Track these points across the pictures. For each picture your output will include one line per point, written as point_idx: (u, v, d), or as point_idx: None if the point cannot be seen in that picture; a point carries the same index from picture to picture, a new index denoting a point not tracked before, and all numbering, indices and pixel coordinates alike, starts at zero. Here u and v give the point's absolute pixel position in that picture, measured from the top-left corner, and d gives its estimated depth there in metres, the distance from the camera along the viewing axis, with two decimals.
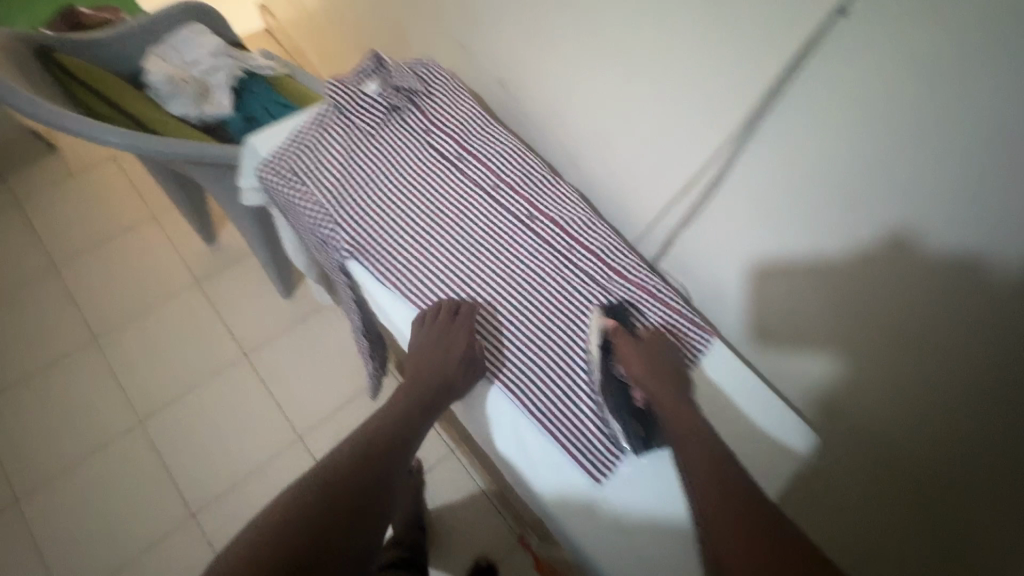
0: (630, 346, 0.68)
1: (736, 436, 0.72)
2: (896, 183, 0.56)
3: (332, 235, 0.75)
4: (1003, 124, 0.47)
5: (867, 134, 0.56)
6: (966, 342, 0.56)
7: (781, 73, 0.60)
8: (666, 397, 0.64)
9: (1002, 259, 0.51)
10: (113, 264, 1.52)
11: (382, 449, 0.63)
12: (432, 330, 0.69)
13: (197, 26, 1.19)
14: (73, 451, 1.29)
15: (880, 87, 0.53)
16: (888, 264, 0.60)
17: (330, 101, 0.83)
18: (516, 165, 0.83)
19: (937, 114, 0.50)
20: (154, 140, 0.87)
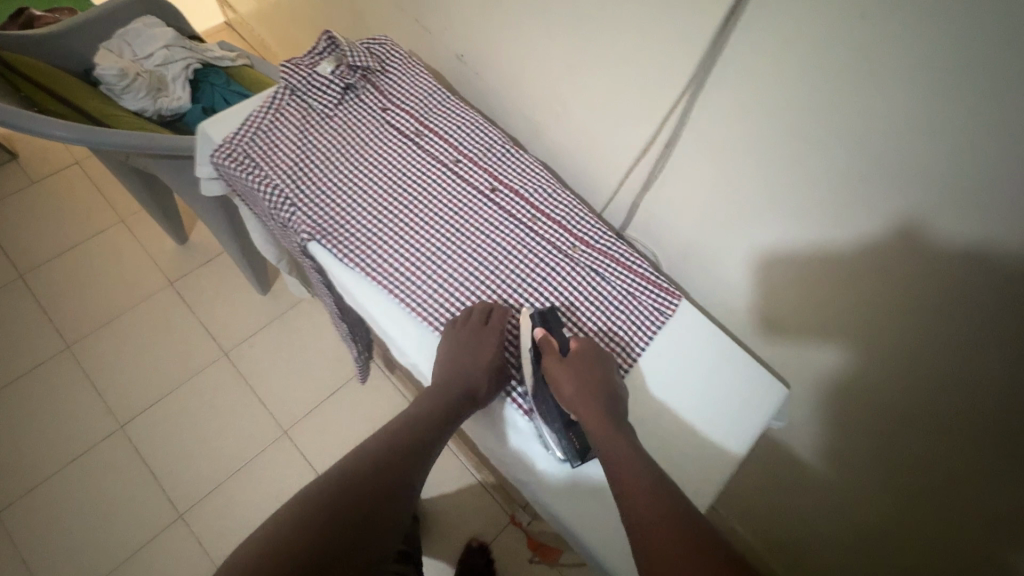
0: (555, 364, 0.64)
1: (736, 406, 0.71)
2: (840, 128, 0.56)
3: (291, 218, 0.73)
4: (937, 58, 0.46)
5: (809, 80, 0.56)
6: (918, 282, 0.58)
7: (722, 22, 0.59)
8: (591, 417, 0.61)
9: (944, 197, 0.51)
10: (82, 270, 1.49)
11: (399, 455, 0.61)
12: (464, 334, 0.67)
13: (148, 18, 1.16)
14: (54, 460, 1.27)
15: (817, 28, 0.53)
16: (840, 213, 0.61)
17: (282, 82, 0.81)
18: (477, 140, 0.82)
19: (873, 52, 0.50)
20: (102, 132, 0.84)
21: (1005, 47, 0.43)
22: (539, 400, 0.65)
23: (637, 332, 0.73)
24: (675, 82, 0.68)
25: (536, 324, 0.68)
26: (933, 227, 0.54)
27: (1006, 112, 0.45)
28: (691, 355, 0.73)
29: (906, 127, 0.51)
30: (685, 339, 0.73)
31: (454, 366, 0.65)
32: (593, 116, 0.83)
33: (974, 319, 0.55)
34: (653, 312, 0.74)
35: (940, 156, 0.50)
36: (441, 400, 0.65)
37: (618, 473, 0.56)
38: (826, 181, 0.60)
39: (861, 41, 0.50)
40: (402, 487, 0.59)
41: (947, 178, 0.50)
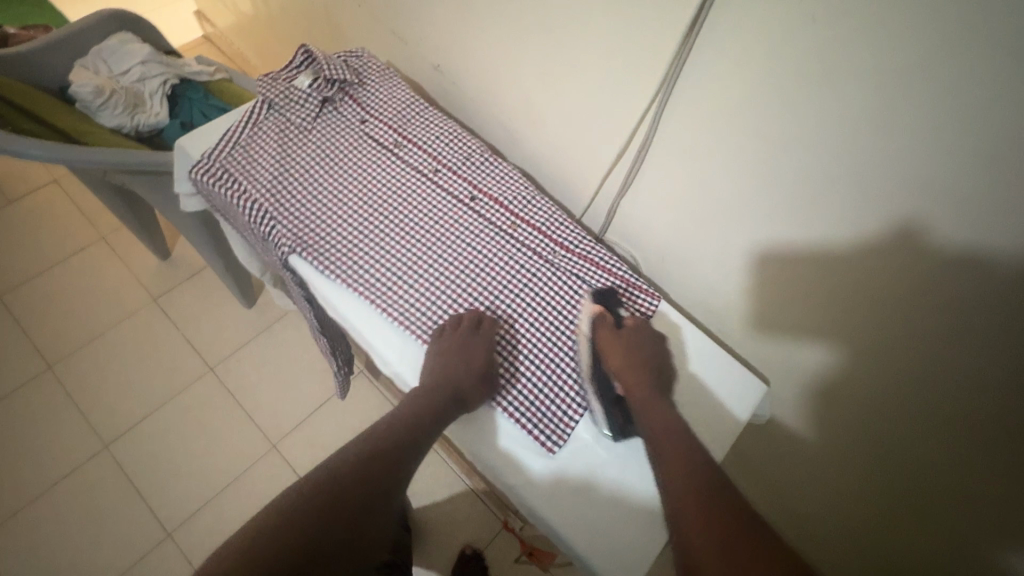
0: (608, 336, 0.69)
1: (721, 404, 0.72)
2: (803, 129, 0.58)
3: (271, 231, 0.74)
4: (893, 63, 0.48)
5: (770, 83, 0.58)
6: (883, 274, 0.60)
7: (685, 30, 0.61)
8: (635, 389, 0.64)
9: (904, 192, 0.54)
10: (62, 289, 1.47)
11: (382, 459, 0.60)
12: (452, 341, 0.68)
13: (126, 34, 1.16)
14: (36, 483, 1.25)
15: (778, 36, 0.55)
16: (807, 208, 0.63)
17: (260, 97, 0.82)
18: (455, 149, 0.83)
19: (827, 56, 0.52)
20: (80, 150, 0.84)
21: (948, 50, 0.45)
22: (590, 373, 0.69)
23: None
24: (645, 87, 0.70)
25: (594, 302, 0.73)
26: (897, 220, 0.56)
27: (953, 110, 0.47)
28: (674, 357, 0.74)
29: (864, 127, 0.53)
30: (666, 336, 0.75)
31: (446, 370, 0.65)
32: (568, 123, 0.85)
33: (936, 307, 0.57)
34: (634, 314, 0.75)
35: (896, 154, 0.52)
36: (427, 408, 0.64)
37: (656, 440, 0.59)
38: (792, 179, 0.62)
39: (817, 46, 0.52)
40: (382, 494, 0.57)
41: (905, 172, 0.53)
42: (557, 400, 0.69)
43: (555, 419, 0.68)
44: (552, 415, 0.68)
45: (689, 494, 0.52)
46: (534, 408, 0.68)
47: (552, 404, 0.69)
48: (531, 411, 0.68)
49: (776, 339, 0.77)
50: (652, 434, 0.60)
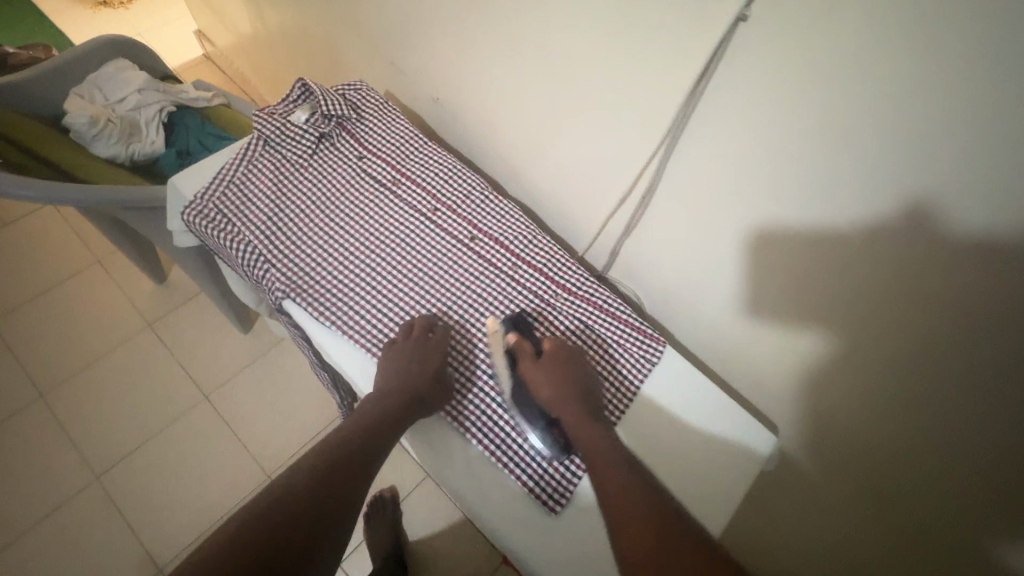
0: (532, 367, 0.64)
1: (730, 457, 0.69)
2: (814, 186, 0.55)
3: (264, 275, 0.71)
4: (911, 129, 0.45)
5: (782, 140, 0.55)
6: (894, 340, 0.57)
7: (694, 80, 0.59)
8: (567, 414, 0.61)
9: (917, 263, 0.51)
10: (56, 315, 1.45)
11: (346, 463, 0.57)
12: (406, 347, 0.66)
13: (122, 61, 1.14)
14: (25, 517, 1.22)
15: (789, 91, 0.52)
16: (815, 265, 0.60)
17: (256, 133, 0.80)
18: (455, 187, 0.81)
19: (842, 119, 0.49)
20: (70, 188, 0.81)
21: (973, 123, 0.42)
22: (518, 403, 0.65)
23: (623, 380, 0.71)
24: (652, 131, 0.68)
25: (510, 330, 0.69)
26: (910, 288, 0.53)
27: (975, 190, 0.44)
28: (677, 406, 0.71)
29: (878, 192, 0.51)
30: (669, 389, 0.72)
31: (397, 375, 0.64)
32: (571, 161, 0.83)
33: (951, 381, 0.54)
34: (639, 361, 0.72)
35: (911, 223, 0.49)
36: (378, 412, 0.62)
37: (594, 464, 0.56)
38: (802, 235, 0.59)
39: (831, 107, 0.50)
40: (345, 489, 0.54)
41: (921, 243, 0.50)
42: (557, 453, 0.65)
43: (557, 477, 0.64)
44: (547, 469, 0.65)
45: (626, 515, 0.49)
46: (528, 460, 0.65)
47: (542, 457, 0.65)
48: (527, 464, 0.65)
49: (782, 389, 0.74)
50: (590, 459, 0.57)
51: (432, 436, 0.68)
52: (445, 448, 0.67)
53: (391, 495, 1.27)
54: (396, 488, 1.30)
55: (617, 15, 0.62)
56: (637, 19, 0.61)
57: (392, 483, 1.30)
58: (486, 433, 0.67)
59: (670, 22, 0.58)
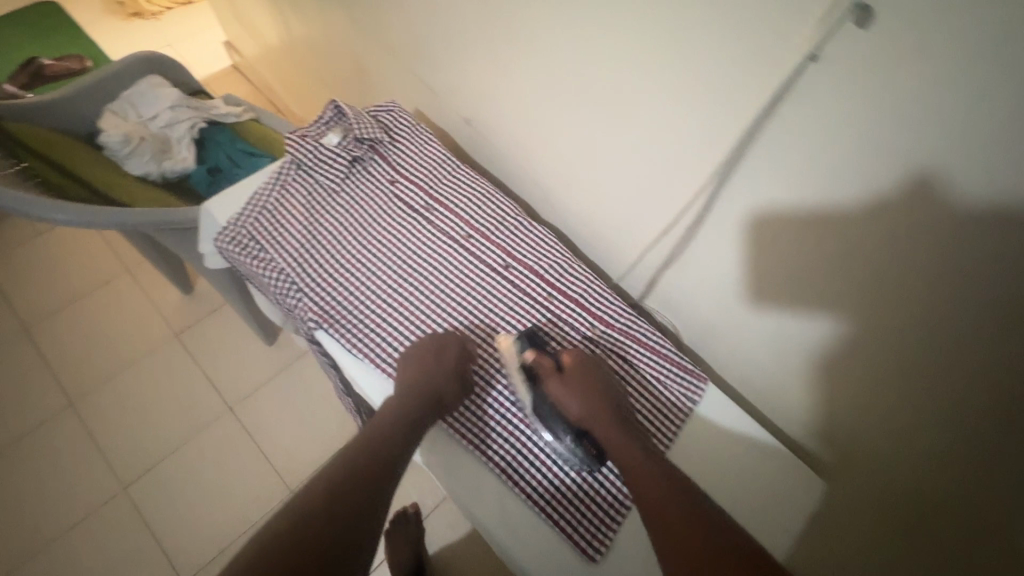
0: (556, 383, 0.62)
1: (777, 502, 0.65)
2: (879, 230, 0.52)
3: (296, 304, 0.71)
4: (1000, 181, 0.42)
5: (850, 182, 0.52)
6: (962, 394, 0.53)
7: (752, 119, 0.56)
8: (602, 426, 0.60)
9: (996, 318, 0.47)
10: (86, 323, 1.47)
11: (370, 466, 0.55)
12: (427, 343, 0.66)
13: (154, 78, 1.15)
14: (53, 525, 1.24)
15: (859, 132, 0.49)
16: (877, 310, 0.57)
17: (289, 156, 0.80)
18: (489, 212, 0.79)
19: (922, 167, 0.46)
20: (102, 211, 0.81)
21: None
22: (543, 418, 0.63)
23: (662, 419, 0.68)
24: (698, 163, 0.65)
25: (525, 348, 0.66)
26: (984, 346, 0.49)
27: None
28: (720, 447, 0.68)
29: (957, 244, 0.47)
30: (712, 430, 0.69)
31: (418, 372, 0.64)
32: (608, 189, 0.80)
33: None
34: (679, 399, 0.70)
35: (991, 276, 0.46)
36: (396, 417, 0.61)
37: (635, 480, 0.55)
38: (860, 277, 0.56)
39: (907, 153, 0.46)
40: (365, 500, 0.52)
41: (999, 299, 0.46)
42: (585, 484, 0.64)
43: (591, 514, 0.62)
44: (573, 500, 0.63)
45: (680, 542, 0.48)
46: (551, 488, 0.64)
47: (567, 486, 0.64)
48: (549, 493, 0.64)
49: (829, 427, 0.71)
50: (630, 475, 0.56)
51: (454, 465, 0.66)
52: (467, 477, 0.65)
53: (412, 509, 1.26)
54: (418, 504, 1.28)
55: (666, 46, 0.59)
56: (687, 51, 0.58)
57: (413, 500, 1.29)
58: (505, 456, 0.65)
59: (727, 57, 0.55)
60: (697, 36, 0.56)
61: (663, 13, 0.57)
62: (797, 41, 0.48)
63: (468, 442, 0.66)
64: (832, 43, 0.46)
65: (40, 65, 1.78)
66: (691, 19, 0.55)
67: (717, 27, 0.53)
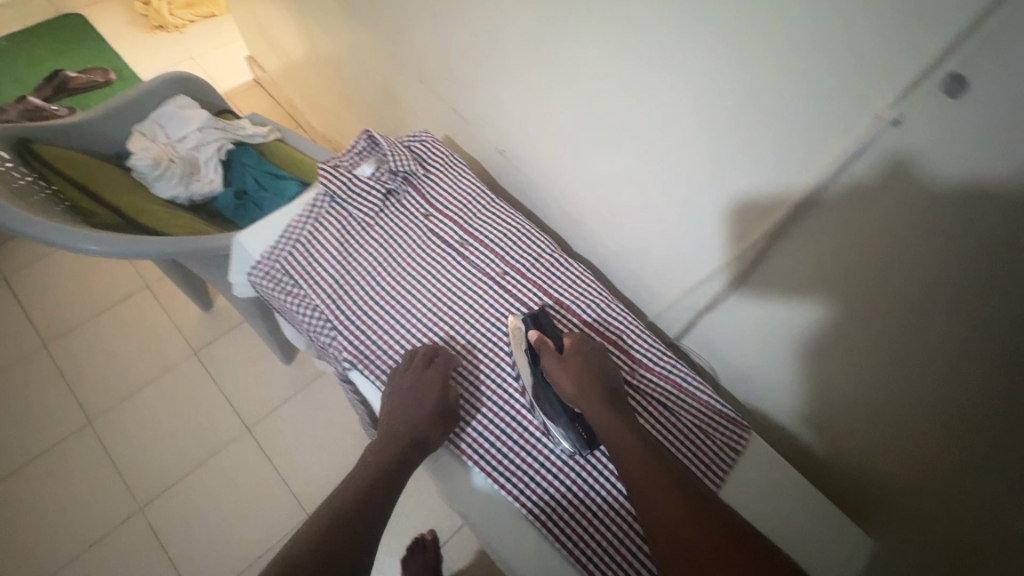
0: (554, 362, 0.63)
1: (827, 566, 0.62)
2: (952, 300, 0.49)
3: (330, 343, 0.70)
4: None
5: (923, 249, 0.49)
6: None
7: (817, 173, 0.53)
8: (592, 409, 0.59)
9: None
10: (106, 339, 1.47)
11: (368, 495, 0.56)
12: (405, 379, 0.64)
13: (182, 98, 1.14)
14: (69, 546, 1.22)
15: (935, 195, 0.46)
16: (942, 380, 0.54)
17: (322, 188, 0.78)
18: (525, 250, 0.78)
19: (1009, 238, 0.43)
20: (133, 241, 0.80)
21: None
22: (540, 395, 0.63)
23: (708, 467, 0.66)
24: (747, 209, 0.63)
25: (530, 326, 0.68)
26: None
27: None
28: (767, 503, 0.65)
29: None
30: (759, 489, 0.66)
31: (401, 410, 0.62)
32: (647, 227, 0.79)
33: None
34: (722, 449, 0.67)
35: None
36: (389, 448, 0.60)
37: (622, 459, 0.55)
38: (927, 343, 0.53)
39: (989, 222, 0.43)
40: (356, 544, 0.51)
41: None
42: (589, 503, 0.62)
43: (597, 535, 0.60)
44: (575, 517, 0.61)
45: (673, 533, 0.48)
46: (552, 503, 0.62)
47: (569, 501, 0.62)
48: (551, 508, 0.62)
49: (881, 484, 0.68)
50: (618, 455, 0.55)
51: (451, 480, 0.66)
52: (466, 494, 0.65)
53: (430, 537, 1.23)
54: (435, 531, 1.26)
55: (723, 98, 0.57)
56: (747, 106, 0.55)
57: (430, 527, 1.27)
58: (503, 471, 0.64)
59: (792, 115, 0.52)
60: (760, 93, 0.53)
61: (723, 67, 0.55)
62: (876, 104, 0.46)
63: (461, 451, 0.65)
64: (915, 106, 0.43)
65: (65, 78, 1.79)
66: (754, 75, 0.53)
67: (785, 85, 0.51)
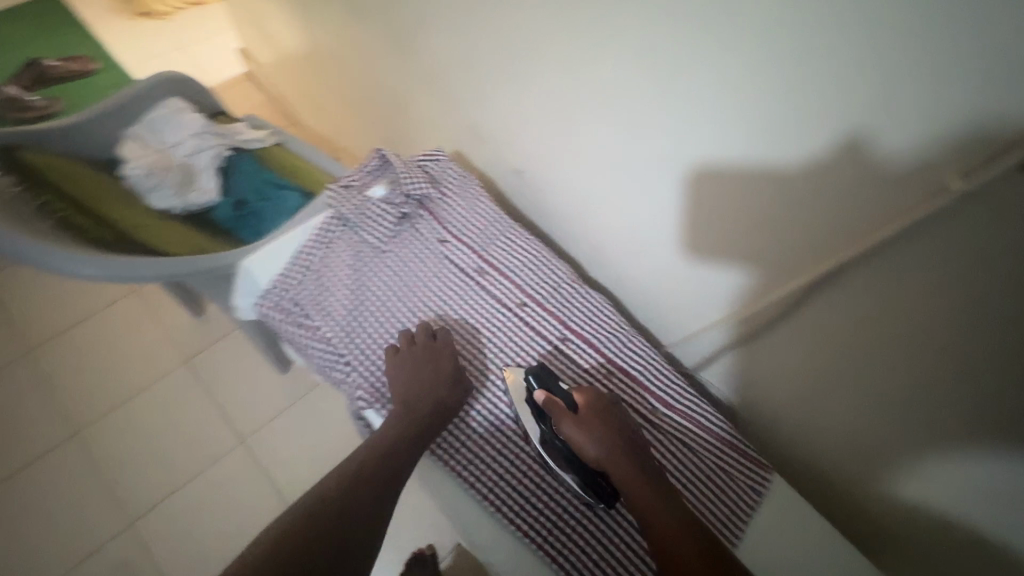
0: (570, 422, 0.59)
1: None
2: (993, 362, 0.48)
3: (345, 378, 0.67)
4: None
5: (985, 320, 0.47)
6: None
7: (870, 231, 0.52)
8: (617, 471, 0.56)
9: None
10: (93, 345, 1.42)
11: (370, 490, 0.56)
12: (415, 352, 0.65)
13: (178, 103, 1.09)
14: (54, 563, 1.18)
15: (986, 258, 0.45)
16: (993, 444, 0.52)
17: (333, 211, 0.75)
18: (544, 279, 0.76)
19: None
20: (130, 264, 0.76)
21: None
22: (554, 456, 0.60)
23: (731, 512, 0.64)
24: (782, 255, 0.62)
25: (535, 386, 0.63)
26: None
27: None
28: (793, 546, 0.64)
29: None
30: (787, 537, 0.64)
31: (411, 377, 0.63)
32: (670, 256, 0.77)
33: None
34: (747, 492, 0.66)
35: None
36: (403, 417, 0.61)
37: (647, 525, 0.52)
38: (972, 405, 0.52)
39: None
40: (359, 533, 0.52)
41: None
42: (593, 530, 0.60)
43: (600, 563, 0.59)
44: (577, 543, 0.59)
45: None
46: (552, 530, 0.60)
47: (573, 531, 0.60)
48: (551, 532, 0.60)
49: (914, 539, 0.67)
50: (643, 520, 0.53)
51: (460, 512, 0.63)
52: (476, 530, 0.62)
53: (429, 552, 1.16)
54: (435, 546, 1.18)
55: (773, 144, 0.55)
56: (797, 152, 0.54)
57: (429, 543, 1.19)
58: (507, 502, 0.61)
59: (848, 168, 0.51)
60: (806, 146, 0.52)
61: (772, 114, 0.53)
62: (943, 170, 0.44)
63: (468, 485, 0.63)
64: (984, 176, 0.42)
65: (45, 67, 1.71)
66: (811, 124, 0.51)
67: (846, 140, 0.49)
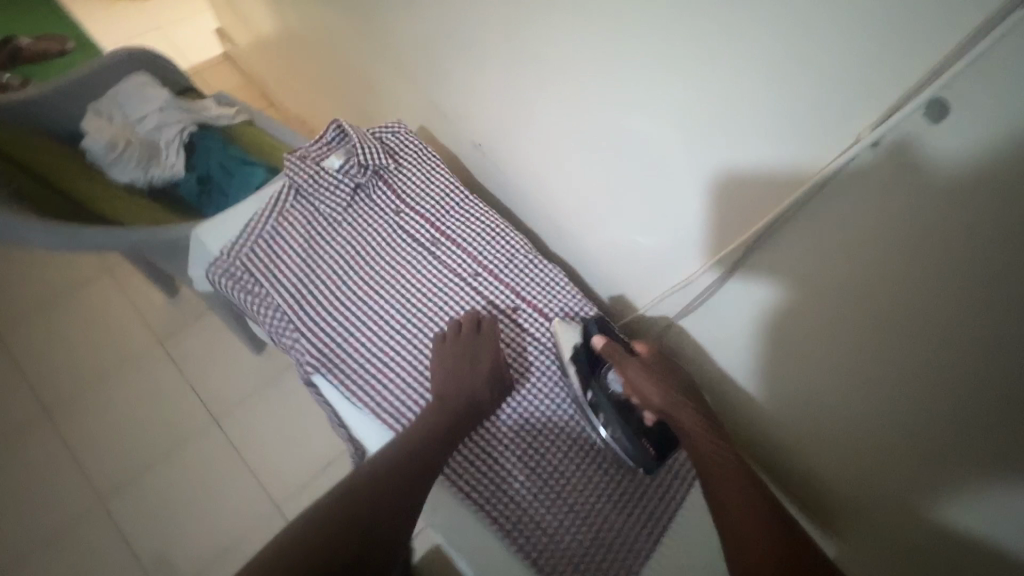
0: (634, 366, 0.64)
1: None
2: None
3: (294, 345, 0.68)
4: None
5: None
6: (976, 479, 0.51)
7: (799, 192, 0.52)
8: (683, 415, 0.62)
9: None
10: (65, 326, 1.42)
11: (387, 480, 0.57)
12: (455, 345, 0.67)
13: (143, 77, 1.08)
14: (26, 540, 1.19)
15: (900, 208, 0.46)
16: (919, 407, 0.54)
17: (287, 180, 0.74)
18: (498, 250, 0.76)
19: None
20: (82, 232, 0.76)
21: None
22: (606, 405, 0.64)
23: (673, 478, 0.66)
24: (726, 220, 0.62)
25: (595, 333, 0.68)
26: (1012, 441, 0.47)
27: None
28: None
29: None
30: None
31: (453, 372, 0.65)
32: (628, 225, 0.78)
33: None
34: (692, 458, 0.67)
35: None
36: (441, 410, 0.63)
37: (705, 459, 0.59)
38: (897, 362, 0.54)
39: None
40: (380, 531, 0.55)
41: None
42: (577, 518, 0.63)
43: (548, 531, 0.62)
44: (524, 509, 0.62)
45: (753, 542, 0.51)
46: (528, 521, 0.62)
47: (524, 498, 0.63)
48: (493, 496, 0.63)
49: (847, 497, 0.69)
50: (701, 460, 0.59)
51: None
52: (433, 501, 0.63)
53: None
54: None
55: None
56: None
57: None
58: (466, 476, 0.64)
59: None
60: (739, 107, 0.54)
61: None
62: None
63: None
64: None
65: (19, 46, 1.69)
66: None
67: None
